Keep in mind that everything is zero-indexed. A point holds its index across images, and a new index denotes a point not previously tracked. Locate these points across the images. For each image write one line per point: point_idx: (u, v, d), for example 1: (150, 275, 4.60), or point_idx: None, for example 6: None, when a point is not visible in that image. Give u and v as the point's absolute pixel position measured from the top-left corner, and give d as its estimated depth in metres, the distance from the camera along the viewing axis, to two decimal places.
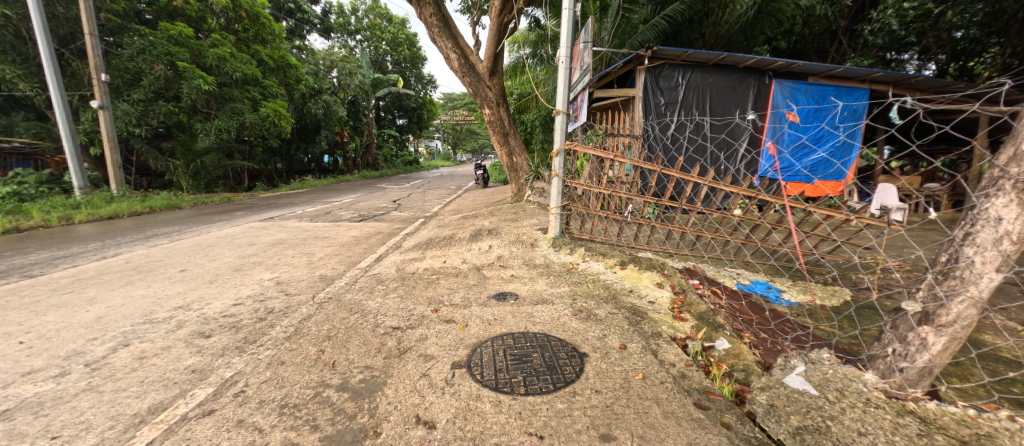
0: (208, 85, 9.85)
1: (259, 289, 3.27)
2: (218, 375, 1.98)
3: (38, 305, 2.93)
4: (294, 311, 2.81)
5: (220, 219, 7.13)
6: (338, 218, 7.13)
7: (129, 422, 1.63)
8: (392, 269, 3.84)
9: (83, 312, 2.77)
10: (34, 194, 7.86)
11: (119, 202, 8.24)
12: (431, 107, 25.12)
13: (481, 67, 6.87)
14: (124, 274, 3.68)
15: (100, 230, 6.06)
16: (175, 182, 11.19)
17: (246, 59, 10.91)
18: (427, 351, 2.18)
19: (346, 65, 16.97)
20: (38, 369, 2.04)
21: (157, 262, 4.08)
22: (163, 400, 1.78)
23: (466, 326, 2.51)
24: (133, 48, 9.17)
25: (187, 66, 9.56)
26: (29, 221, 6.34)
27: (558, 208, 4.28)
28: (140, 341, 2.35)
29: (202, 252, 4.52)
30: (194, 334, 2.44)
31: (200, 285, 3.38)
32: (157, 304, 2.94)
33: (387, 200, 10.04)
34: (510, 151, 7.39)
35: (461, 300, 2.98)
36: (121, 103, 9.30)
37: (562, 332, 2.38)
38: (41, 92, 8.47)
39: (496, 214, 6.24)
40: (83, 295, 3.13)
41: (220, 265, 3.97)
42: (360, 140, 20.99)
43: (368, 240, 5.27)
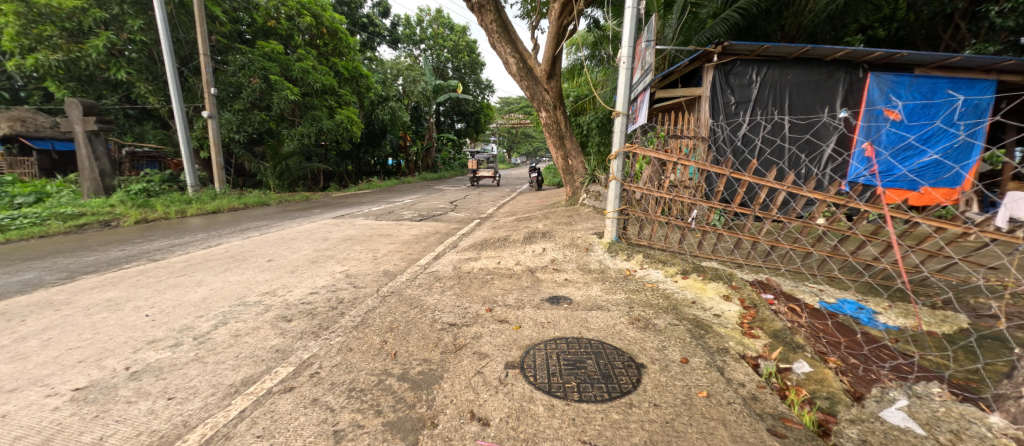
0: (294, 95, 11.00)
1: (332, 280, 3.57)
2: (297, 356, 2.19)
3: (160, 284, 3.47)
4: (361, 302, 3.04)
5: (300, 216, 7.86)
6: (400, 217, 7.54)
7: (227, 391, 1.86)
8: (449, 267, 3.99)
9: (193, 293, 3.22)
10: (158, 191, 9.30)
11: (221, 198, 9.49)
12: (488, 111, 25.84)
13: (539, 71, 6.88)
14: (224, 261, 4.21)
15: (205, 223, 6.99)
16: (265, 182, 12.66)
17: (325, 71, 12.08)
18: (481, 349, 2.23)
19: (411, 73, 18.16)
20: (159, 339, 2.41)
21: (249, 252, 4.62)
22: (253, 374, 2.01)
23: (519, 327, 2.53)
24: (236, 65, 10.55)
25: (278, 79, 10.78)
26: (154, 213, 7.51)
27: (614, 212, 4.17)
28: (235, 321, 2.68)
29: (286, 245, 5.05)
30: (278, 318, 2.73)
31: (283, 274, 3.77)
32: (249, 289, 3.34)
33: (445, 201, 10.42)
34: (565, 154, 7.35)
35: (515, 300, 3.01)
36: (226, 113, 10.68)
37: (618, 340, 2.30)
38: (166, 105, 10.02)
39: (550, 217, 6.22)
40: (193, 278, 3.64)
41: (300, 257, 4.40)
42: (421, 143, 22.17)
43: (428, 239, 5.52)
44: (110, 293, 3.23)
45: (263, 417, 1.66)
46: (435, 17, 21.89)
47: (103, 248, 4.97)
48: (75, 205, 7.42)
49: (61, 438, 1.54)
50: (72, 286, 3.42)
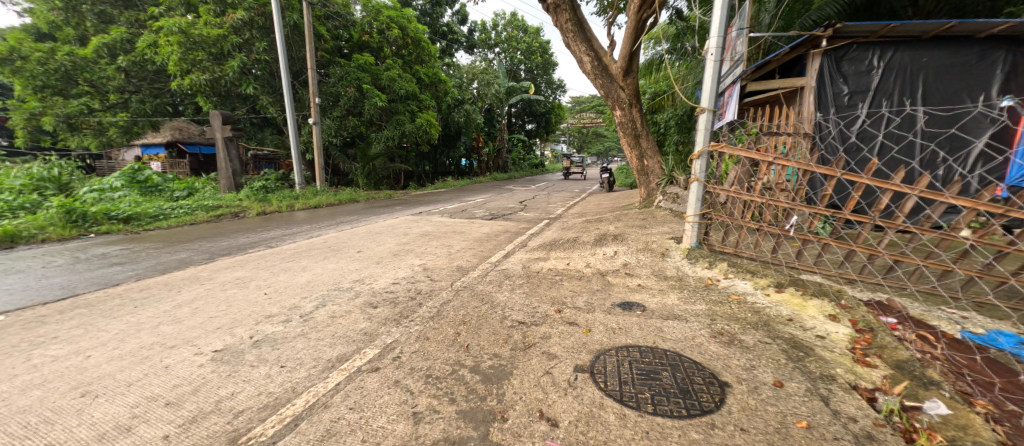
0: (382, 101, 12.06)
1: (411, 272, 3.85)
2: (382, 340, 2.40)
3: (274, 268, 4.05)
4: (437, 294, 3.23)
5: (384, 212, 8.58)
6: (472, 216, 7.83)
7: (325, 365, 2.10)
8: (518, 266, 4.04)
9: (299, 277, 3.71)
10: (273, 188, 10.85)
11: (321, 194, 10.77)
12: (559, 111, 25.72)
13: (614, 68, 6.65)
14: (323, 251, 4.78)
15: (308, 216, 7.99)
16: (355, 180, 14.08)
17: (409, 78, 13.05)
18: (550, 349, 2.23)
19: (485, 77, 18.75)
20: (274, 314, 2.81)
21: (342, 243, 5.17)
22: (346, 353, 2.25)
23: (589, 330, 2.48)
24: (336, 76, 11.88)
25: (369, 88, 11.89)
26: (270, 207, 8.79)
27: (695, 216, 3.88)
28: (332, 304, 3.03)
29: (372, 238, 5.56)
30: (366, 304, 3.02)
31: (370, 264, 4.15)
32: (342, 276, 3.74)
33: (514, 201, 10.59)
34: (641, 154, 7.02)
35: (585, 303, 2.96)
36: (327, 119, 12.10)
37: (698, 354, 2.14)
38: (281, 114, 11.64)
39: (622, 219, 6.00)
40: (299, 264, 4.19)
41: (384, 250, 4.81)
42: (493, 144, 22.84)
43: (498, 237, 5.67)
44: (238, 273, 3.85)
45: (354, 391, 1.85)
46: (509, 21, 22.38)
47: (233, 235, 5.94)
48: (215, 199, 8.98)
49: (205, 390, 1.88)
50: (212, 266, 4.14)
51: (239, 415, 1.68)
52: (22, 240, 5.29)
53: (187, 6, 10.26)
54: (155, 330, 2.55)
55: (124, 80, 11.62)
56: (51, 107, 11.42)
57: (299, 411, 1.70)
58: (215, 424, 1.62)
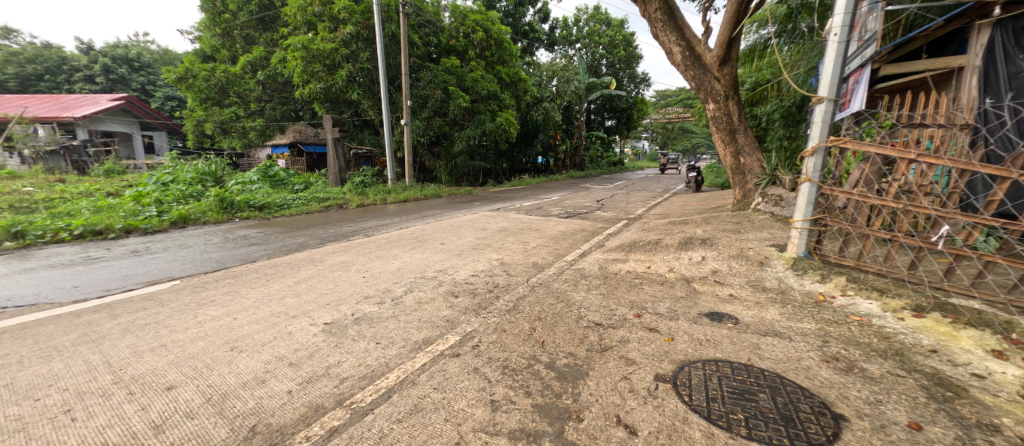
0: (465, 102, 12.66)
1: (489, 266, 4.00)
2: (462, 328, 2.54)
3: (371, 254, 4.53)
4: (513, 288, 3.32)
5: (464, 207, 9.03)
6: (548, 214, 7.85)
7: (412, 346, 2.30)
8: (594, 267, 3.95)
9: (390, 264, 4.09)
10: (370, 183, 12.08)
11: (409, 189, 11.71)
12: (642, 106, 24.43)
13: (709, 57, 6.09)
14: (411, 241, 5.20)
15: (398, 209, 8.76)
16: (439, 177, 15.03)
17: (491, 79, 13.50)
18: (628, 354, 2.15)
19: (565, 73, 18.58)
20: (370, 296, 3.14)
21: (427, 235, 5.57)
22: (430, 336, 2.43)
23: (672, 339, 2.32)
24: (425, 80, 12.77)
25: (455, 89, 12.57)
26: (367, 200, 9.81)
27: (805, 221, 3.40)
28: (419, 290, 3.29)
29: (453, 231, 5.89)
30: (448, 293, 3.23)
31: (452, 256, 4.41)
32: (427, 266, 4.04)
33: (591, 200, 10.35)
34: (736, 150, 6.36)
35: (666, 310, 2.79)
36: (416, 120, 13.09)
37: (804, 379, 1.87)
38: (379, 116, 12.89)
39: (712, 222, 5.51)
40: (391, 252, 4.63)
41: (464, 243, 5.07)
42: (570, 142, 22.59)
43: (574, 236, 5.61)
44: (342, 258, 4.38)
45: (437, 373, 1.99)
46: (592, 15, 21.85)
47: (338, 224, 6.77)
48: (324, 192, 10.31)
49: (318, 356, 2.18)
50: (322, 250, 4.77)
51: (343, 381, 1.92)
52: (191, 221, 6.65)
53: (308, 25, 11.88)
54: (281, 301, 3.03)
55: (261, 91, 13.90)
56: (211, 116, 14.14)
57: (391, 385, 1.88)
58: (325, 386, 1.88)
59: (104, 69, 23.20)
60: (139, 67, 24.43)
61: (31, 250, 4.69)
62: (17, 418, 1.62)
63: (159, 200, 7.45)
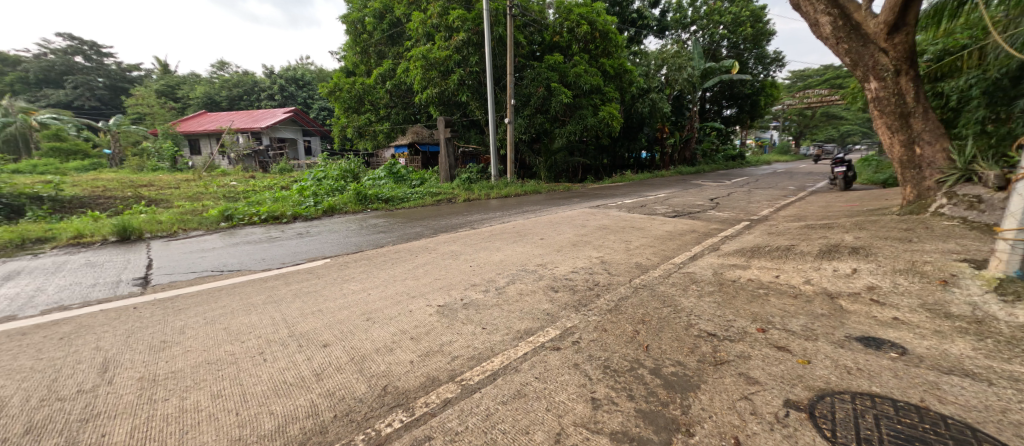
0: (567, 98, 12.60)
1: (589, 264, 3.95)
2: (562, 323, 2.56)
3: (477, 246, 4.86)
4: (614, 288, 3.21)
5: (563, 204, 9.02)
6: (652, 212, 7.37)
7: (515, 335, 2.40)
8: (707, 271, 3.59)
9: (494, 256, 4.33)
10: (475, 178, 12.90)
11: (510, 185, 12.18)
12: (772, 91, 21.13)
13: (873, 25, 4.95)
14: (512, 235, 5.41)
15: (501, 204, 9.20)
16: (538, 174, 15.31)
17: (594, 72, 13.19)
18: (749, 372, 1.91)
19: (677, 60, 17.09)
20: (476, 284, 3.38)
21: (528, 230, 5.73)
22: (531, 328, 2.51)
23: (808, 362, 1.99)
24: (529, 79, 13.07)
25: (557, 86, 12.58)
26: (473, 195, 10.50)
27: (1022, 231, 2.57)
28: (520, 282, 3.42)
29: (553, 227, 5.95)
30: (548, 287, 3.29)
31: (552, 251, 4.47)
32: (528, 259, 4.16)
33: (704, 198, 9.37)
34: (908, 139, 5.08)
35: (800, 327, 2.39)
36: (519, 118, 13.52)
37: (1015, 438, 1.42)
38: (485, 116, 13.66)
39: (868, 226, 4.51)
40: (494, 244, 4.89)
41: (564, 239, 5.09)
42: (680, 135, 20.79)
43: (683, 237, 5.17)
44: (452, 247, 4.80)
45: (539, 363, 2.05)
46: None
47: (449, 217, 7.42)
48: (437, 188, 11.37)
49: (433, 333, 2.44)
50: (436, 239, 5.30)
51: (455, 359, 2.12)
52: (336, 211, 8.01)
53: (427, 36, 13.14)
54: (404, 282, 3.46)
55: (388, 99, 15.94)
56: (351, 122, 16.75)
57: (497, 368, 2.00)
58: (439, 361, 2.09)
59: (280, 88, 29.25)
60: (302, 84, 30.17)
61: (237, 229, 6.22)
62: (232, 353, 2.18)
63: (315, 192, 9.15)
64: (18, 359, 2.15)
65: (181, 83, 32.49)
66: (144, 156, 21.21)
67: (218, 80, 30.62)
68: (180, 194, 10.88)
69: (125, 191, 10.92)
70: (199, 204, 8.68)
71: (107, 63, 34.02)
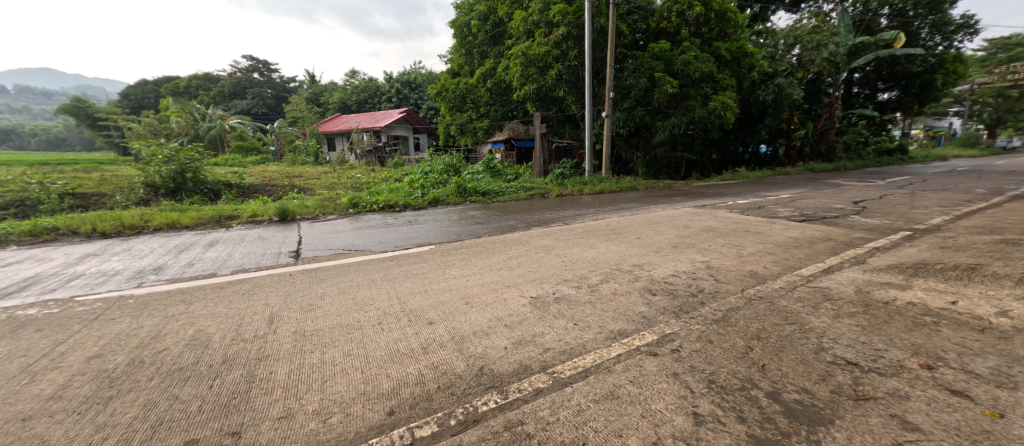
0: (672, 88, 11.65)
1: (693, 268, 3.62)
2: (660, 328, 2.41)
3: (569, 241, 4.84)
4: (723, 297, 2.89)
5: (663, 202, 8.43)
6: (773, 215, 6.43)
7: (608, 335, 2.34)
8: (847, 288, 2.99)
9: (587, 252, 4.26)
10: (568, 174, 12.78)
11: (605, 182, 11.80)
12: (956, 66, 16.59)
13: None
14: (606, 232, 5.25)
15: (594, 200, 8.98)
16: (635, 170, 14.53)
17: (706, 58, 11.98)
18: (908, 416, 1.54)
19: (815, 37, 14.52)
20: (568, 280, 3.38)
21: (623, 228, 5.49)
22: (626, 329, 2.41)
23: (1001, 416, 1.53)
24: (630, 70, 12.42)
25: (661, 75, 11.72)
26: (566, 190, 10.46)
27: None
28: (614, 281, 3.32)
29: (651, 226, 5.60)
30: (645, 289, 3.12)
31: (650, 252, 4.22)
32: (623, 259, 3.99)
33: (843, 201, 7.84)
34: None
35: (990, 371, 1.85)
36: (618, 112, 12.96)
37: None
38: (581, 110, 13.43)
39: None
40: (587, 241, 4.81)
41: (664, 240, 4.75)
42: (814, 125, 17.71)
43: (813, 245, 4.41)
44: (545, 241, 4.86)
45: (634, 366, 1.97)
46: None
47: (542, 211, 7.51)
48: (530, 182, 11.60)
49: (526, 323, 2.51)
50: (529, 232, 5.42)
51: (546, 351, 2.15)
52: (440, 202, 8.73)
53: (528, 33, 13.36)
54: (499, 271, 3.63)
55: (488, 96, 16.73)
56: (455, 119, 18.03)
57: (588, 365, 1.98)
58: (532, 351, 2.15)
59: (397, 92, 32.90)
60: (415, 86, 33.45)
61: (361, 215, 7.22)
62: (358, 320, 2.55)
63: (423, 185, 10.12)
64: (218, 306, 2.83)
65: (323, 90, 38.75)
66: (296, 152, 25.92)
67: (350, 86, 35.67)
68: (320, 183, 13.04)
69: (283, 180, 13.49)
70: (334, 193, 10.31)
71: (273, 77, 42.18)
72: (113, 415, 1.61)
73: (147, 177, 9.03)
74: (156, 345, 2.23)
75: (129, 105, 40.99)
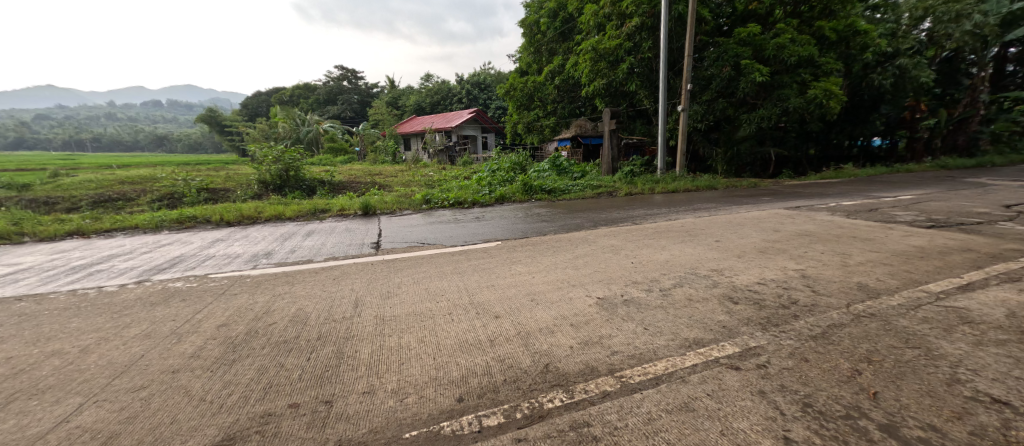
0: (762, 76, 10.49)
1: (783, 276, 3.23)
2: (743, 340, 2.20)
3: (639, 242, 4.61)
4: (821, 311, 2.54)
5: (748, 202, 7.68)
6: (888, 219, 5.50)
7: (682, 343, 2.19)
8: (993, 311, 2.45)
9: (659, 254, 4.03)
10: (638, 172, 12.21)
11: (679, 180, 11.05)
12: None
13: None
14: (681, 234, 4.91)
15: (667, 200, 8.46)
16: (714, 167, 13.39)
17: (805, 41, 10.68)
18: None
19: (955, 6, 12.18)
20: (638, 282, 3.22)
21: (700, 230, 5.08)
22: (703, 339, 2.24)
23: None
24: (712, 58, 11.47)
25: (749, 63, 10.65)
26: (636, 189, 10.01)
27: None
28: (689, 286, 3.10)
29: (732, 229, 5.12)
30: (725, 296, 2.86)
31: (731, 256, 3.86)
32: (700, 263, 3.70)
33: (988, 204, 6.44)
34: None
35: None
36: (695, 104, 12.04)
37: None
38: (655, 104, 12.73)
39: None
40: (659, 242, 4.55)
41: (748, 244, 4.31)
42: (949, 113, 14.84)
43: (944, 256, 3.68)
44: (613, 241, 4.70)
45: (712, 379, 1.82)
46: None
47: (610, 210, 7.27)
48: (597, 180, 11.31)
49: (593, 324, 2.45)
50: (596, 232, 5.28)
51: (614, 354, 2.08)
52: (506, 200, 8.90)
53: (599, 26, 13.02)
54: (564, 270, 3.59)
55: (556, 94, 16.62)
56: (522, 118, 18.22)
57: (660, 373, 1.87)
58: (598, 352, 2.10)
59: (467, 93, 34.21)
60: (484, 87, 34.48)
61: (433, 211, 7.64)
62: (431, 309, 2.71)
63: (490, 183, 10.40)
64: (314, 289, 3.20)
65: (401, 94, 41.69)
66: (377, 152, 28.24)
67: (425, 90, 37.91)
68: (397, 181, 14.06)
69: (366, 178, 14.78)
70: (409, 189, 11.05)
71: (359, 84, 46.39)
72: (236, 375, 1.91)
73: (260, 174, 10.52)
74: (267, 318, 2.60)
75: (247, 113, 47.97)
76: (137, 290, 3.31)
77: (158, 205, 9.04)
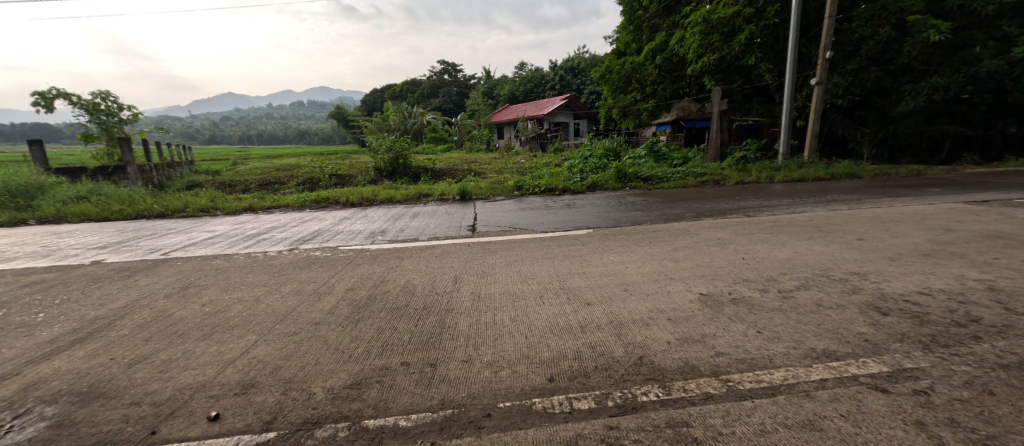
0: (941, 34, 8.53)
1: (958, 287, 2.56)
2: (894, 359, 1.82)
3: (753, 236, 4.07)
4: (1020, 335, 1.95)
5: (905, 194, 6.22)
6: None
7: (807, 353, 1.89)
8: None
9: (778, 251, 3.52)
10: (754, 158, 10.72)
11: (808, 167, 9.39)
12: None
13: None
14: (809, 229, 4.20)
15: (790, 190, 7.29)
16: (858, 151, 11.07)
17: None
18: None
19: None
20: (751, 280, 2.87)
21: (835, 226, 4.28)
22: (837, 351, 1.90)
23: None
24: (863, 17, 9.44)
25: (920, 20, 8.78)
26: (750, 177, 8.84)
27: None
28: (819, 289, 2.66)
29: (882, 225, 4.20)
30: (869, 305, 2.38)
31: (879, 259, 3.17)
32: (834, 264, 3.13)
33: None
34: None
35: None
36: (835, 77, 9.91)
37: None
38: (779, 79, 10.99)
39: None
40: (779, 238, 3.96)
41: (905, 245, 3.50)
42: None
43: None
44: (718, 234, 4.23)
45: (847, 398, 1.54)
46: None
47: (716, 200, 6.54)
48: (702, 167, 10.26)
49: (694, 321, 2.27)
50: (699, 223, 4.82)
51: (719, 355, 1.90)
52: (598, 187, 8.65)
53: None
54: (662, 262, 3.37)
55: (657, 74, 15.41)
56: (618, 102, 17.36)
57: (776, 383, 1.66)
58: (700, 351, 1.93)
59: (560, 79, 33.78)
60: (578, 71, 33.65)
61: (525, 197, 7.81)
62: (523, 290, 2.81)
63: (582, 169, 10.20)
64: (420, 264, 3.56)
65: (496, 84, 43.04)
66: (473, 140, 29.73)
67: (518, 79, 38.51)
68: (490, 168, 14.64)
69: (463, 165, 15.71)
70: (502, 176, 11.45)
71: (458, 77, 49.15)
72: (360, 332, 2.23)
73: (376, 162, 11.91)
74: (383, 287, 2.97)
75: (365, 109, 54.51)
76: (288, 256, 4.06)
77: (301, 188, 10.91)
